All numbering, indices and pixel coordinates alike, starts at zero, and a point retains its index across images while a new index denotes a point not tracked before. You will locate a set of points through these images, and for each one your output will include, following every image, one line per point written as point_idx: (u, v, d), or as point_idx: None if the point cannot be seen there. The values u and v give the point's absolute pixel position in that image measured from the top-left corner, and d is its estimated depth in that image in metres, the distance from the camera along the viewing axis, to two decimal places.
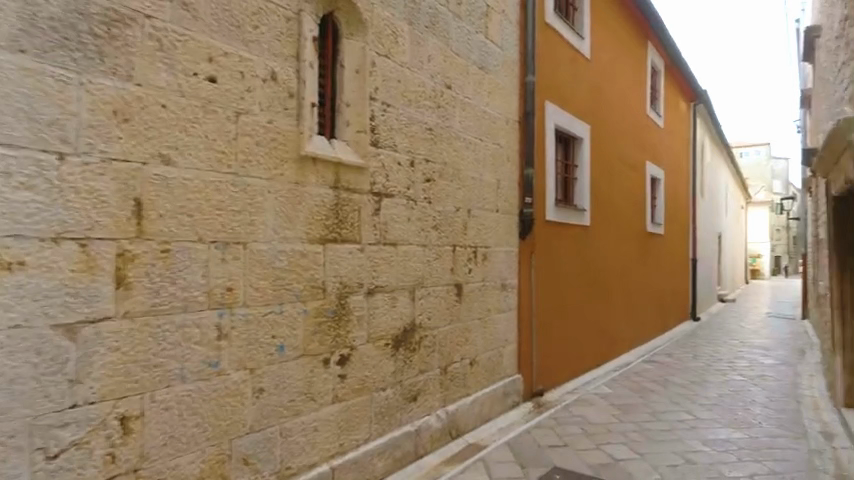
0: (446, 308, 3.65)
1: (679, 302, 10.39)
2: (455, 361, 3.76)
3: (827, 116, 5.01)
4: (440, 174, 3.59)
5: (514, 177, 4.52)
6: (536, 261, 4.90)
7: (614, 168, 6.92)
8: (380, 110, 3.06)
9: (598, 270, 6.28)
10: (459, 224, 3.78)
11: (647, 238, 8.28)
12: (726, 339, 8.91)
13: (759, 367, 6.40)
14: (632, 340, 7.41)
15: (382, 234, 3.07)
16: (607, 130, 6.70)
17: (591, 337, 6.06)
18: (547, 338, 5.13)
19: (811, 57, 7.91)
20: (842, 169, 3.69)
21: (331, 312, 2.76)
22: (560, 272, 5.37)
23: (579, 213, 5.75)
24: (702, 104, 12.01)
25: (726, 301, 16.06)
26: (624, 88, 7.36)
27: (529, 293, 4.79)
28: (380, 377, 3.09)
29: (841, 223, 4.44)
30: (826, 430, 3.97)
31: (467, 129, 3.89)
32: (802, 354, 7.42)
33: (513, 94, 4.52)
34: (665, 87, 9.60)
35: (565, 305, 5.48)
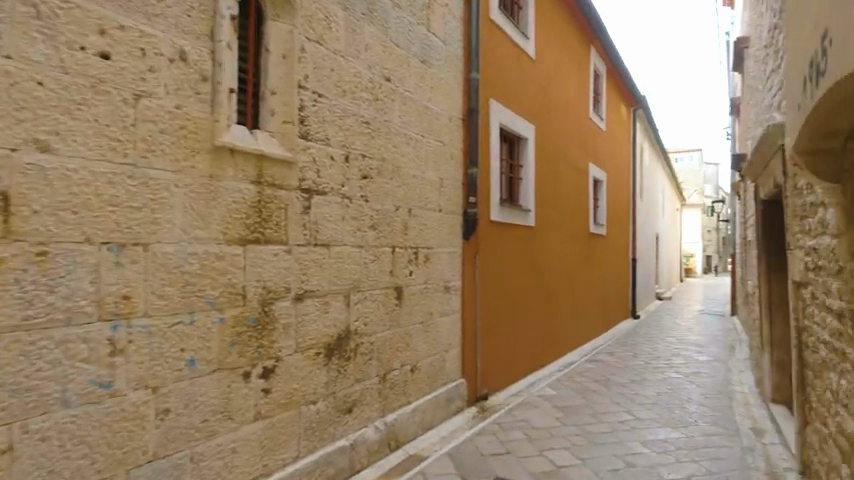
0: (385, 313, 3.45)
1: (620, 301, 10.66)
2: (395, 368, 3.57)
3: (756, 122, 5.20)
4: (378, 171, 3.39)
5: (457, 176, 4.38)
6: (480, 262, 4.79)
7: (559, 169, 6.95)
8: (310, 100, 2.83)
9: (542, 271, 6.26)
10: (399, 224, 3.59)
11: (590, 239, 8.41)
12: (664, 336, 9.20)
13: (695, 364, 6.60)
14: (576, 340, 7.48)
15: (312, 234, 2.83)
16: (552, 131, 6.72)
17: (536, 338, 6.03)
18: (492, 340, 5.03)
19: (740, 66, 8.30)
20: (771, 173, 3.79)
21: (252, 320, 2.49)
22: (505, 272, 5.29)
23: (524, 213, 5.70)
24: (641, 109, 12.44)
25: (664, 299, 16.74)
26: (568, 90, 7.42)
27: (473, 294, 4.67)
28: (311, 389, 2.85)
29: (770, 225, 4.60)
30: (756, 426, 4.08)
31: (408, 124, 3.71)
32: (732, 350, 7.74)
33: (457, 90, 4.38)
34: (607, 91, 9.82)
35: (510, 306, 5.41)
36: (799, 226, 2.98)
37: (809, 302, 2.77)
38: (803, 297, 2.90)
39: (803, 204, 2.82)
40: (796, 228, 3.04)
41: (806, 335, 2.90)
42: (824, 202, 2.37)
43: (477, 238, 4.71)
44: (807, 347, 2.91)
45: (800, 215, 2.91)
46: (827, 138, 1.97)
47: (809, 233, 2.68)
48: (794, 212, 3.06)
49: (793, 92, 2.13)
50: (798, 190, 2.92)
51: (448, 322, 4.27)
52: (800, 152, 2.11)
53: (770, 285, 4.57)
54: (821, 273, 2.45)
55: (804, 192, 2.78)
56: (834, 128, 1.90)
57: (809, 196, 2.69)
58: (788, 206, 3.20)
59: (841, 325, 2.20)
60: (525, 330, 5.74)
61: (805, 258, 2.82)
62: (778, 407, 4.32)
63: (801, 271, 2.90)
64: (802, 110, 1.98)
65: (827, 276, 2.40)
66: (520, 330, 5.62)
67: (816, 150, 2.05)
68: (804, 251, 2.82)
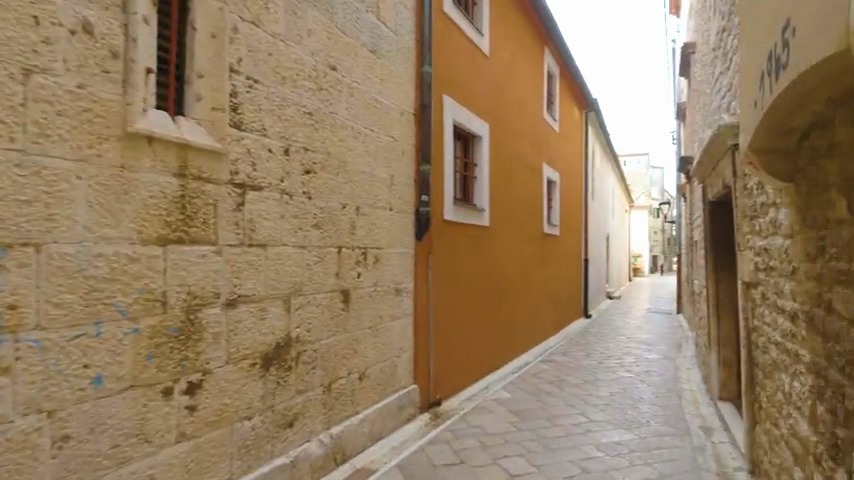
0: (330, 318, 3.22)
1: (573, 301, 10.80)
2: (341, 377, 3.34)
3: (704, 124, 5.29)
4: (323, 166, 3.16)
5: (409, 173, 4.20)
6: (432, 263, 4.63)
7: (513, 169, 6.90)
8: (243, 86, 2.57)
9: (496, 271, 6.18)
10: (346, 223, 3.37)
11: (543, 239, 8.43)
12: (615, 335, 9.35)
13: (645, 363, 6.69)
14: (530, 340, 7.47)
15: (247, 234, 2.58)
16: (506, 130, 6.66)
17: (490, 340, 5.94)
18: (445, 344, 4.89)
19: (687, 72, 8.53)
20: (720, 173, 3.81)
21: (174, 330, 2.22)
22: (458, 274, 5.16)
23: (478, 212, 5.59)
24: (592, 111, 12.68)
25: (614, 298, 17.18)
26: (523, 90, 7.39)
27: (425, 297, 4.51)
28: (245, 404, 2.59)
29: (717, 226, 4.66)
30: (706, 425, 4.12)
31: (356, 117, 3.50)
32: (680, 348, 7.93)
33: (408, 83, 4.20)
34: (561, 92, 9.92)
35: (464, 308, 5.29)
36: (749, 226, 2.98)
37: (760, 302, 2.76)
38: (754, 298, 2.88)
39: (754, 203, 2.80)
40: (747, 228, 3.03)
41: (756, 335, 2.91)
42: (776, 201, 2.34)
43: (430, 238, 4.55)
44: (757, 347, 2.90)
45: (750, 215, 2.92)
46: (782, 137, 1.89)
47: (761, 233, 2.65)
48: (745, 212, 3.05)
49: (750, 88, 2.05)
50: (748, 190, 2.91)
51: (399, 325, 4.08)
52: (756, 151, 2.02)
53: (718, 284, 4.64)
54: (773, 273, 2.42)
55: (755, 191, 2.77)
56: (790, 126, 1.81)
57: (761, 196, 2.67)
58: (738, 206, 3.21)
59: (794, 326, 2.16)
60: (478, 332, 5.63)
61: (757, 259, 2.78)
62: (726, 405, 4.38)
63: (752, 272, 2.88)
64: (758, 108, 1.90)
65: (779, 276, 2.36)
66: (474, 333, 5.51)
67: (771, 151, 1.99)
68: (757, 253, 2.77)
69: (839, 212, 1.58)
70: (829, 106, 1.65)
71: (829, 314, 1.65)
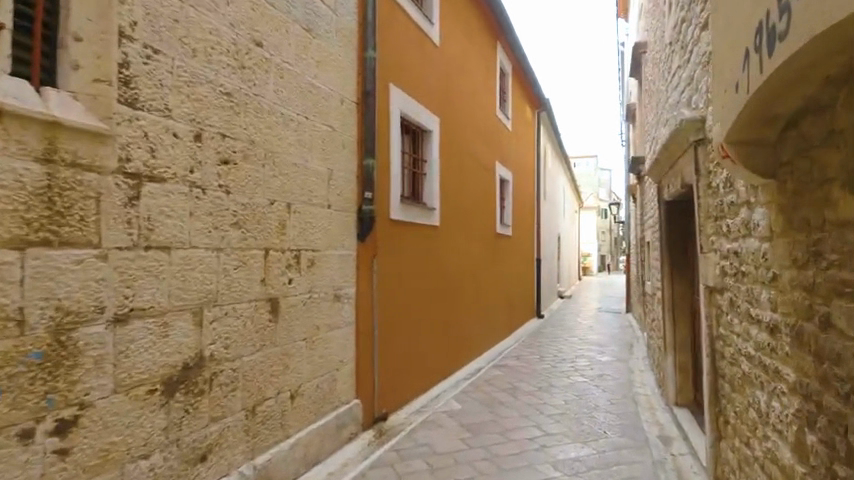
0: (254, 331, 2.81)
1: (526, 302, 10.72)
2: (268, 397, 2.94)
3: (657, 123, 5.20)
4: (245, 155, 2.74)
5: (351, 168, 3.84)
6: (377, 265, 4.28)
7: (465, 167, 6.65)
8: (139, 56, 2.12)
9: (446, 273, 5.91)
10: (274, 222, 2.97)
11: (496, 240, 8.24)
12: (567, 336, 9.30)
13: (598, 365, 6.60)
14: (483, 344, 7.25)
15: (143, 234, 2.13)
16: (458, 126, 6.40)
17: (440, 346, 5.65)
18: (392, 352, 4.56)
19: (637, 73, 8.56)
20: (679, 172, 3.66)
21: (37, 355, 1.75)
22: (406, 275, 4.84)
23: (428, 211, 5.29)
24: (545, 111, 12.68)
25: (565, 297, 17.36)
26: (475, 85, 7.16)
27: (369, 302, 4.15)
28: (142, 440, 2.14)
29: (671, 226, 4.55)
30: (663, 434, 3.97)
31: (287, 102, 3.11)
32: (630, 349, 7.95)
33: (350, 69, 3.84)
34: (513, 90, 9.78)
35: (412, 313, 4.97)
36: (714, 228, 2.80)
37: (727, 310, 2.57)
38: (719, 303, 2.73)
39: (721, 203, 2.62)
40: (710, 229, 2.86)
41: (720, 345, 2.84)
42: (752, 200, 2.14)
43: (374, 239, 4.20)
44: (723, 357, 2.81)
45: (715, 216, 2.80)
46: (765, 125, 1.75)
47: (729, 234, 2.48)
48: (709, 213, 2.87)
49: (729, 73, 1.86)
50: (715, 189, 2.73)
51: (338, 336, 3.69)
52: (732, 142, 1.87)
53: (672, 286, 4.52)
54: (746, 279, 2.22)
55: (724, 190, 2.58)
56: (775, 114, 1.67)
57: (731, 196, 2.48)
58: (700, 206, 3.03)
59: (777, 339, 1.96)
60: (427, 338, 5.33)
61: (723, 260, 2.64)
62: (682, 411, 4.26)
63: (718, 276, 2.70)
64: (740, 93, 1.72)
65: (756, 284, 2.15)
66: (422, 339, 5.20)
67: (754, 141, 1.85)
68: (723, 253, 2.65)
69: (845, 214, 1.39)
70: (824, 89, 1.47)
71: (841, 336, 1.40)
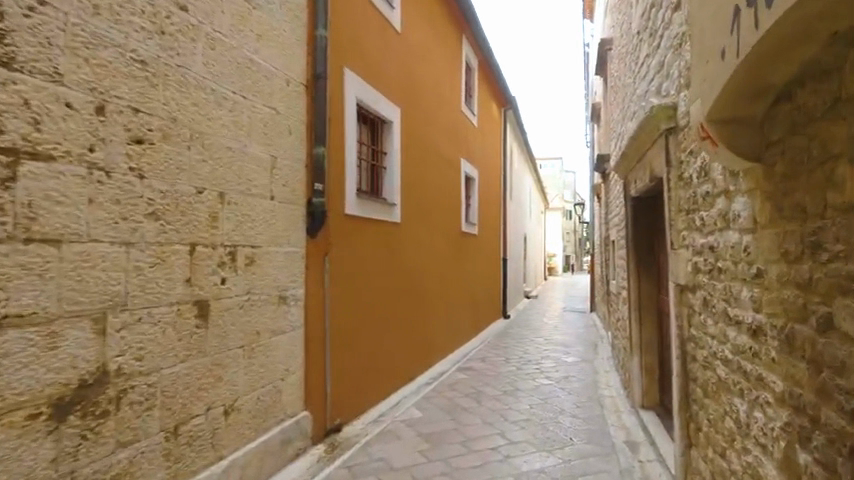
0: (177, 339, 2.44)
1: (491, 303, 10.52)
2: (196, 415, 2.57)
3: (624, 117, 5.05)
4: (164, 135, 2.38)
5: (298, 156, 3.49)
6: (330, 263, 3.94)
7: (428, 161, 6.37)
8: (18, 5, 1.75)
9: (408, 272, 5.61)
10: (202, 213, 2.61)
11: (461, 238, 8.00)
12: (533, 336, 9.14)
13: (563, 366, 6.43)
14: (447, 346, 6.98)
15: (21, 224, 1.76)
16: (421, 119, 6.11)
17: (402, 348, 5.34)
18: (347, 357, 4.22)
19: (602, 70, 8.48)
20: (646, 165, 3.48)
21: None
22: (363, 274, 4.51)
23: (387, 207, 4.97)
24: (511, 110, 12.56)
25: (530, 298, 17.34)
26: (439, 78, 6.89)
27: (321, 302, 3.81)
28: (20, 475, 1.76)
29: (637, 223, 4.38)
30: (630, 439, 3.78)
31: (219, 79, 2.76)
32: (595, 348, 7.84)
33: (298, 48, 3.50)
34: (479, 86, 9.58)
35: (369, 314, 4.65)
36: (685, 222, 2.60)
37: (701, 310, 2.37)
38: (692, 302, 2.53)
39: (694, 194, 2.41)
40: (682, 223, 2.66)
41: (690, 347, 2.62)
42: (731, 188, 1.93)
43: (327, 235, 3.86)
44: (693, 360, 2.57)
45: (686, 209, 2.59)
46: (752, 100, 1.52)
47: (705, 226, 2.28)
48: (680, 205, 2.68)
49: (711, 40, 1.63)
50: (688, 180, 2.52)
51: (283, 341, 3.34)
52: (712, 120, 1.64)
53: (639, 285, 4.36)
54: (724, 276, 2.02)
55: (697, 180, 2.38)
56: (764, 85, 1.44)
57: (704, 185, 2.27)
58: (670, 198, 2.84)
59: (761, 342, 1.69)
60: (387, 341, 5.01)
61: (696, 255, 2.44)
62: (649, 415, 4.09)
63: (692, 272, 2.50)
64: (725, 60, 1.49)
65: (736, 280, 1.89)
66: (381, 342, 4.88)
67: (738, 119, 1.61)
68: (695, 247, 2.45)
69: (852, 196, 1.16)
70: (823, 50, 1.25)
71: (848, 342, 1.18)
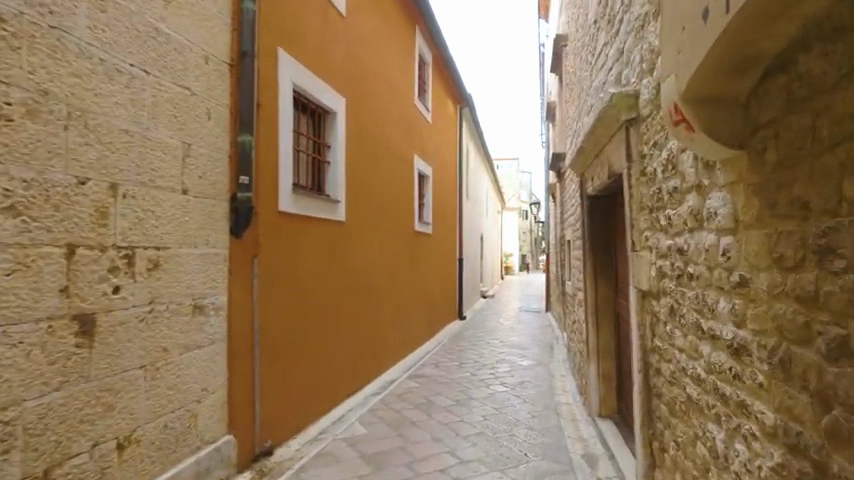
0: (47, 363, 2.01)
1: (446, 304, 10.23)
2: (77, 454, 2.14)
3: (580, 112, 4.83)
4: (28, 110, 1.95)
5: (219, 144, 3.05)
6: (260, 267, 3.51)
7: (378, 156, 5.98)
8: None
9: (356, 274, 5.22)
10: (85, 209, 2.17)
11: (414, 238, 7.65)
12: (489, 339, 8.90)
13: (518, 371, 6.20)
14: (398, 351, 6.62)
15: None
16: (369, 111, 5.72)
17: (347, 357, 4.96)
18: (281, 370, 3.81)
19: (558, 67, 8.33)
20: (604, 160, 3.25)
21: None
22: (301, 278, 4.10)
23: (330, 204, 4.56)
24: (467, 107, 12.33)
25: (488, 298, 17.24)
26: (390, 69, 6.52)
27: (249, 311, 3.38)
28: None
29: (594, 223, 4.16)
30: (588, 453, 3.55)
31: (111, 48, 2.31)
32: (551, 351, 7.66)
33: (219, 20, 3.06)
34: (433, 81, 9.27)
35: (309, 322, 4.24)
36: (648, 222, 2.35)
37: (667, 320, 2.12)
38: (656, 309, 2.28)
39: (659, 190, 2.16)
40: (644, 221, 2.41)
41: (653, 359, 2.38)
42: (703, 182, 1.67)
43: (257, 235, 3.43)
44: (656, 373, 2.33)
45: (649, 206, 2.35)
46: (739, 73, 1.24)
47: (670, 225, 2.03)
48: (642, 202, 2.43)
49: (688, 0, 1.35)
50: (651, 174, 2.27)
51: (200, 357, 2.90)
52: (689, 100, 1.36)
53: (596, 287, 4.15)
54: (694, 283, 1.77)
55: (661, 174, 2.13)
56: (755, 53, 1.16)
57: (670, 180, 2.01)
58: (631, 195, 2.59)
59: (743, 363, 1.42)
60: (331, 350, 4.61)
61: (660, 258, 2.20)
62: (607, 424, 3.88)
63: (655, 277, 2.25)
64: (707, 23, 1.20)
65: (711, 289, 1.63)
66: (323, 351, 4.48)
67: (714, 98, 1.33)
68: (659, 249, 2.20)
69: None
70: (835, 3, 0.98)
71: None
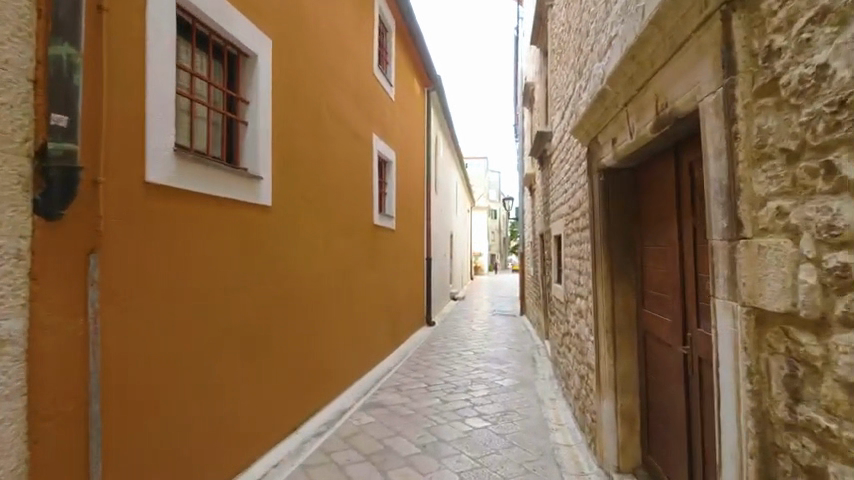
0: None
1: (414, 307, 9.08)
2: None
3: (584, 65, 3.70)
4: None
5: (10, 55, 1.67)
6: (141, 264, 2.40)
7: (323, 128, 4.74)
8: None
9: (298, 278, 4.15)
10: None
11: (374, 233, 6.45)
12: (461, 349, 7.79)
13: (499, 395, 5.06)
14: (363, 363, 5.77)
15: None
16: (311, 67, 4.45)
17: (299, 375, 4.10)
18: (179, 413, 2.66)
19: (540, 36, 7.22)
20: (649, 100, 2.10)
21: None
22: (215, 282, 3.02)
23: (241, 177, 3.27)
24: (436, 91, 11.15)
25: (458, 300, 16.11)
26: (341, 23, 5.26)
27: (85, 338, 2.03)
28: None
29: (612, 208, 3.00)
30: None
31: None
32: (534, 364, 6.58)
33: None
34: (396, 53, 8.04)
35: (217, 342, 3.03)
36: (789, 180, 1.23)
37: None
38: (818, 353, 1.15)
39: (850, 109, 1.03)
40: (775, 180, 1.28)
41: (792, 442, 1.25)
42: None
43: (121, 217, 2.25)
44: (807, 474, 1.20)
45: (792, 151, 1.22)
46: None
47: None
48: (767, 143, 1.31)
49: None
50: (808, 80, 1.15)
51: None
52: None
53: (612, 294, 3.02)
54: None
55: None
56: None
57: None
58: (733, 135, 1.44)
59: None
60: (275, 369, 3.71)
61: (842, 249, 1.07)
62: None
63: (819, 288, 1.13)
64: None
65: None
66: (267, 368, 3.61)
67: None
68: (838, 232, 1.06)
69: None
70: None
71: None
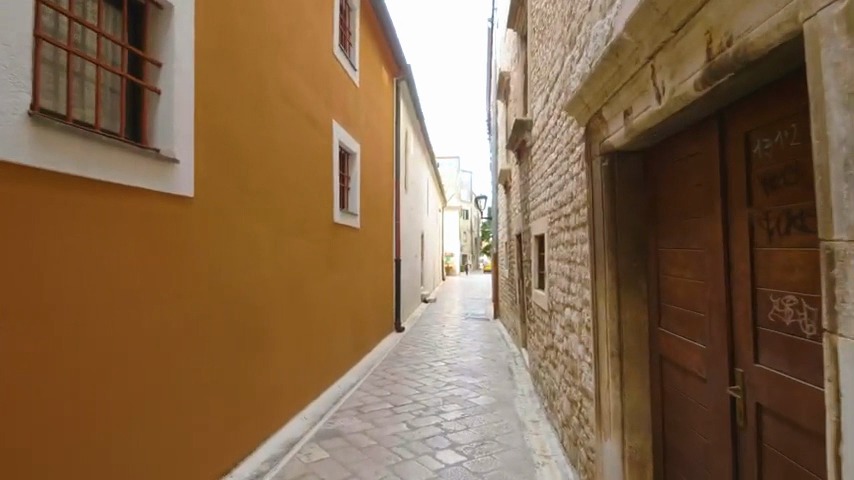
0: None
1: (381, 313, 8.43)
2: None
3: (576, 31, 3.11)
4: None
5: None
6: (66, 263, 2.05)
7: (270, 109, 4.04)
8: None
9: (240, 285, 3.51)
10: None
11: (335, 232, 5.78)
12: (432, 359, 7.15)
13: (474, 417, 4.41)
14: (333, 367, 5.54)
15: None
16: (253, 34, 3.74)
17: (271, 369, 3.97)
18: (72, 466, 2.04)
19: (517, 18, 6.64)
20: (697, 43, 1.49)
21: None
22: (119, 297, 2.33)
23: (147, 157, 2.52)
24: (405, 82, 10.48)
25: (429, 302, 15.54)
26: None
27: None
28: None
29: (619, 202, 2.41)
30: None
31: None
32: (512, 377, 5.98)
33: None
34: (361, 34, 7.34)
35: (115, 374, 2.30)
36: None
37: None
38: None
39: None
40: None
41: None
42: None
43: None
44: None
45: None
46: None
47: None
48: None
49: None
50: None
51: None
52: None
53: (618, 309, 2.40)
54: None
55: None
56: None
57: None
58: None
59: None
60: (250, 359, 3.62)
61: None
62: None
63: None
64: None
65: None
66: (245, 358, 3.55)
67: None
68: None
69: None
70: None
71: None
